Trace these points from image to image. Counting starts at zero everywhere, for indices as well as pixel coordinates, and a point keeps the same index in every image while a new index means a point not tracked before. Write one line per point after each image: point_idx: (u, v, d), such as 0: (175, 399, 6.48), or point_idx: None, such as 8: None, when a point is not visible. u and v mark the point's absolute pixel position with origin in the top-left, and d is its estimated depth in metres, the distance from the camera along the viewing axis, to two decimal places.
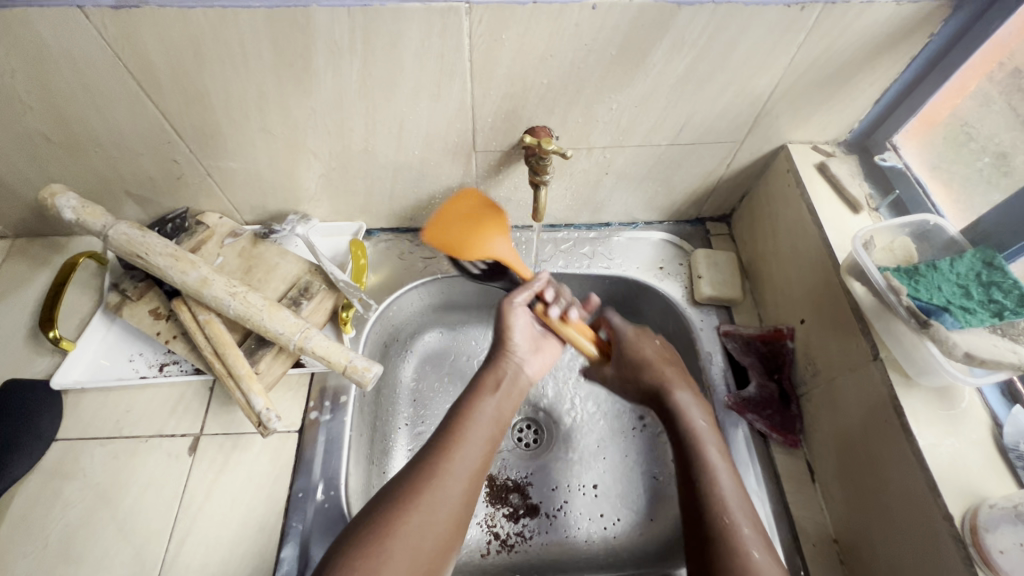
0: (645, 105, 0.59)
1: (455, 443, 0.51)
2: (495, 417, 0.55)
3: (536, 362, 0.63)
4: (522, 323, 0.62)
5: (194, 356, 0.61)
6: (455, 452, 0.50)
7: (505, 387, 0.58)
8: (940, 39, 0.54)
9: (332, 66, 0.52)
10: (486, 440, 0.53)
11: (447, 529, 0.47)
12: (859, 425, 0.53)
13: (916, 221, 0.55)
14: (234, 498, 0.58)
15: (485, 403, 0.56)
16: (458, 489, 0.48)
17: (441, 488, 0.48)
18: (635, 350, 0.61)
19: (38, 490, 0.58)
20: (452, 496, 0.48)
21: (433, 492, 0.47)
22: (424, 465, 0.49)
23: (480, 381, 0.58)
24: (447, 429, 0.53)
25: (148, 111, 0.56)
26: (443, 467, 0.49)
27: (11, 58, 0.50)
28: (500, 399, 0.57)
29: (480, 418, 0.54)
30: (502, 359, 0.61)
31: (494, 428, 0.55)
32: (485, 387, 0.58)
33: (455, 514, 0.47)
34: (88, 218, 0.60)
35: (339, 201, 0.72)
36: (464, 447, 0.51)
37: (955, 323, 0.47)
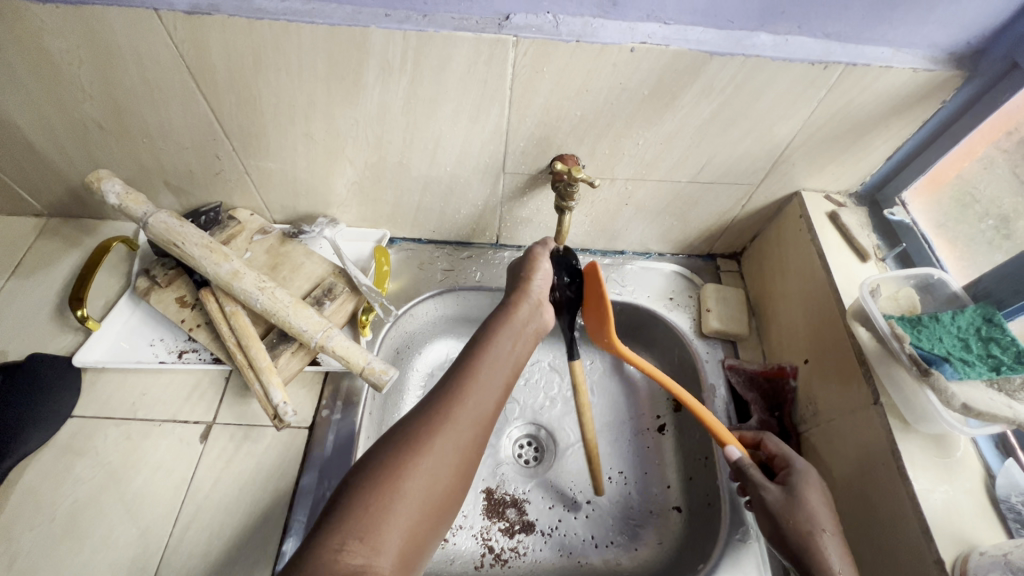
0: (671, 143, 0.62)
1: (468, 386, 0.52)
2: (509, 358, 0.56)
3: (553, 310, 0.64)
4: (546, 269, 0.65)
5: (215, 346, 0.63)
6: (471, 390, 0.52)
7: (520, 327, 0.59)
8: (953, 105, 0.57)
9: (381, 81, 0.55)
10: (500, 384, 0.54)
11: (460, 465, 0.47)
12: (854, 460, 0.55)
13: (920, 274, 0.58)
14: (240, 487, 0.59)
15: (500, 346, 0.57)
16: (473, 424, 0.50)
17: (458, 421, 0.49)
18: (805, 509, 0.51)
19: (50, 464, 0.59)
20: (467, 429, 0.49)
21: (450, 425, 0.49)
22: (439, 400, 0.50)
23: (498, 319, 0.59)
24: (462, 372, 0.53)
25: (200, 109, 0.59)
26: (458, 400, 0.50)
27: (81, 49, 0.53)
28: (516, 338, 0.58)
29: (494, 362, 0.55)
30: (521, 300, 0.62)
31: (507, 371, 0.56)
32: (505, 326, 0.58)
33: (465, 455, 0.48)
34: (130, 204, 0.62)
35: (367, 208, 0.75)
36: (478, 386, 0.52)
37: (954, 374, 0.49)
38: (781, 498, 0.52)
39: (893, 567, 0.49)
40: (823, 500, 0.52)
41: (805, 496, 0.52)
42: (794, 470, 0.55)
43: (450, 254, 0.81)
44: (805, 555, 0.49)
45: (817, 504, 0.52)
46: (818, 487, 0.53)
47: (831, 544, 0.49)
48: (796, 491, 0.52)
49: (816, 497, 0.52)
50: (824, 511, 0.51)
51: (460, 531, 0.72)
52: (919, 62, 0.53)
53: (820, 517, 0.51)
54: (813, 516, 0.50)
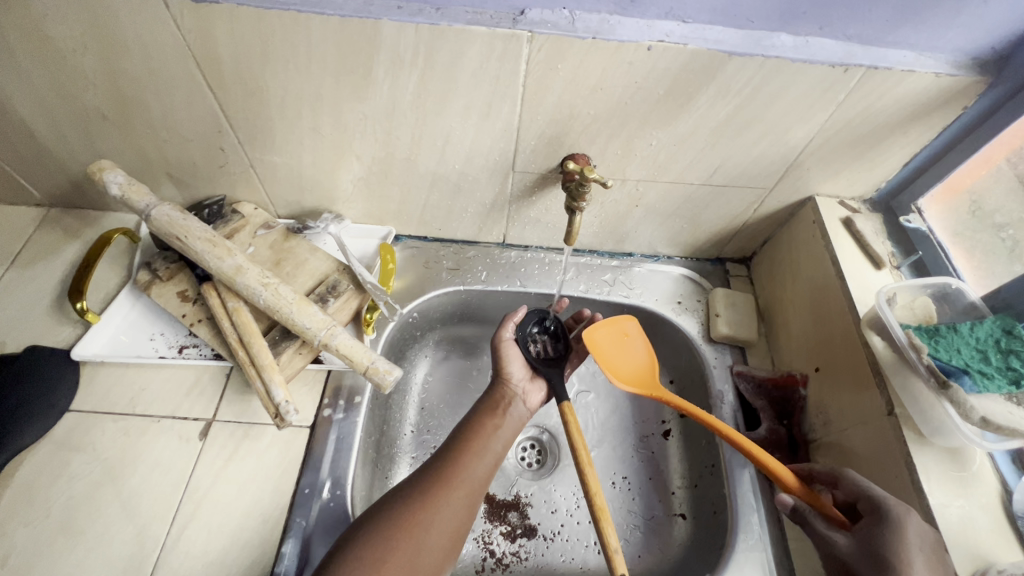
0: (684, 144, 0.61)
1: (462, 457, 0.57)
2: (499, 436, 0.60)
3: (533, 392, 0.66)
4: (517, 354, 0.66)
5: (216, 342, 0.62)
6: (463, 467, 0.56)
7: (505, 411, 0.63)
8: (974, 111, 0.56)
9: (391, 76, 0.54)
10: (492, 456, 0.59)
11: (443, 544, 0.51)
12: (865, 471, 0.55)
13: (937, 283, 0.55)
14: (240, 487, 0.58)
15: (490, 422, 0.61)
16: (461, 501, 0.54)
17: (449, 498, 0.53)
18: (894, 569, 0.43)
19: (46, 459, 0.58)
20: (455, 507, 0.53)
21: (439, 497, 0.53)
22: (435, 474, 0.55)
23: (485, 402, 0.64)
24: (457, 444, 0.58)
25: (206, 101, 0.58)
26: (449, 476, 0.55)
27: (86, 37, 0.52)
28: (504, 417, 0.62)
29: (486, 434, 0.60)
30: (502, 387, 0.65)
31: (501, 443, 0.60)
32: (485, 412, 0.62)
33: (456, 522, 0.53)
34: (133, 196, 0.61)
35: (373, 205, 0.74)
36: (469, 463, 0.57)
37: (973, 387, 0.48)
38: (857, 552, 0.46)
39: None
40: (924, 552, 0.43)
41: (896, 552, 0.43)
42: (876, 515, 0.46)
43: (456, 252, 0.80)
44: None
45: (917, 561, 0.43)
46: (917, 541, 0.44)
47: None
48: (873, 540, 0.45)
49: (912, 553, 0.43)
50: (924, 566, 0.43)
51: None
52: (942, 66, 0.52)
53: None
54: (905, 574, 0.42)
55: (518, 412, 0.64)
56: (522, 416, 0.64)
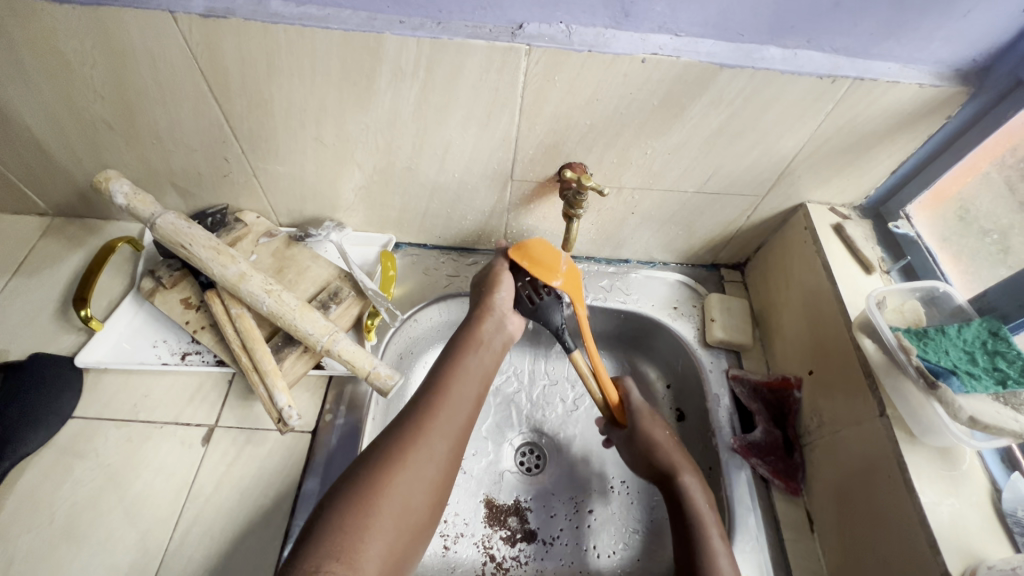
0: (678, 153, 0.62)
1: (441, 403, 0.56)
2: (476, 375, 0.60)
3: (516, 322, 0.66)
4: (510, 282, 0.65)
5: (220, 348, 0.63)
6: (440, 413, 0.55)
7: (486, 343, 0.63)
8: (958, 120, 0.57)
9: (392, 87, 0.56)
10: (470, 400, 0.58)
11: (431, 487, 0.50)
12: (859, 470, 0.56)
13: (925, 286, 0.56)
14: (243, 492, 0.59)
15: (470, 363, 0.60)
16: (444, 445, 0.53)
17: (429, 443, 0.52)
18: (643, 433, 0.66)
19: (49, 466, 0.58)
20: (438, 452, 0.52)
21: (421, 447, 0.51)
22: (411, 422, 0.53)
23: (464, 337, 0.62)
24: (433, 391, 0.57)
25: (211, 111, 0.60)
26: (427, 423, 0.53)
27: (95, 50, 0.53)
28: (481, 355, 0.62)
29: (465, 378, 0.59)
30: (484, 318, 0.64)
31: (478, 386, 0.60)
32: (468, 346, 0.62)
33: (442, 470, 0.52)
34: (138, 205, 0.62)
35: (373, 213, 0.75)
36: (446, 409, 0.55)
37: (961, 387, 0.49)
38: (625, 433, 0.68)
39: None
40: (653, 418, 0.67)
41: (639, 425, 0.67)
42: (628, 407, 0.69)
43: (455, 260, 0.81)
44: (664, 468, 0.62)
45: (656, 430, 0.66)
46: (649, 413, 0.68)
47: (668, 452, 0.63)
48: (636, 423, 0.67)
49: (650, 421, 0.67)
50: (657, 426, 0.66)
51: (462, 539, 0.71)
52: (926, 77, 0.54)
53: (659, 437, 0.65)
54: (653, 439, 0.65)
55: (499, 343, 0.65)
56: (500, 348, 0.65)
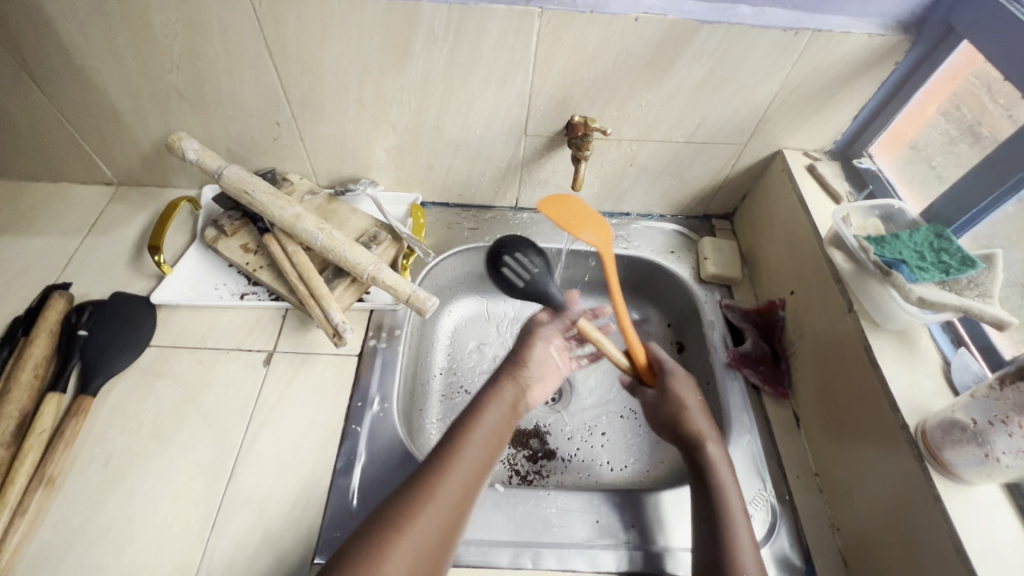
0: (669, 104, 0.73)
1: (454, 457, 0.53)
2: (497, 421, 0.59)
3: (540, 387, 0.65)
4: (539, 359, 0.65)
5: (277, 283, 0.72)
6: (451, 468, 0.52)
7: (507, 396, 0.61)
8: (905, 66, 0.68)
9: (426, 49, 0.66)
10: (485, 454, 0.55)
11: (450, 531, 0.49)
12: (888, 493, 0.56)
13: (883, 204, 0.66)
14: (301, 402, 0.68)
15: (488, 416, 0.58)
16: (451, 499, 0.50)
17: (446, 489, 0.51)
18: (674, 395, 0.66)
19: (135, 383, 0.67)
20: (452, 498, 0.50)
21: (427, 510, 0.48)
22: (427, 470, 0.52)
23: (487, 393, 0.61)
24: (446, 444, 0.55)
25: (270, 78, 0.70)
26: (444, 470, 0.52)
27: (178, 24, 0.63)
28: (504, 411, 0.60)
29: (482, 430, 0.57)
30: (508, 375, 0.63)
31: (494, 440, 0.57)
32: (490, 399, 0.60)
33: (446, 527, 0.49)
34: (206, 159, 0.72)
35: (403, 172, 0.85)
36: (458, 462, 0.53)
37: (911, 275, 0.58)
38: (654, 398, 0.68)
39: (866, 445, 0.59)
40: (689, 382, 0.67)
41: (668, 386, 0.67)
42: (662, 370, 0.68)
43: (474, 215, 0.91)
44: (688, 435, 0.63)
45: (685, 394, 0.66)
46: (683, 377, 0.68)
47: (694, 414, 0.64)
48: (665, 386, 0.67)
49: (683, 386, 0.66)
50: (691, 391, 0.66)
51: None
52: (873, 28, 0.64)
53: (688, 400, 0.65)
54: (681, 403, 0.65)
55: (523, 393, 0.63)
56: (525, 396, 0.63)
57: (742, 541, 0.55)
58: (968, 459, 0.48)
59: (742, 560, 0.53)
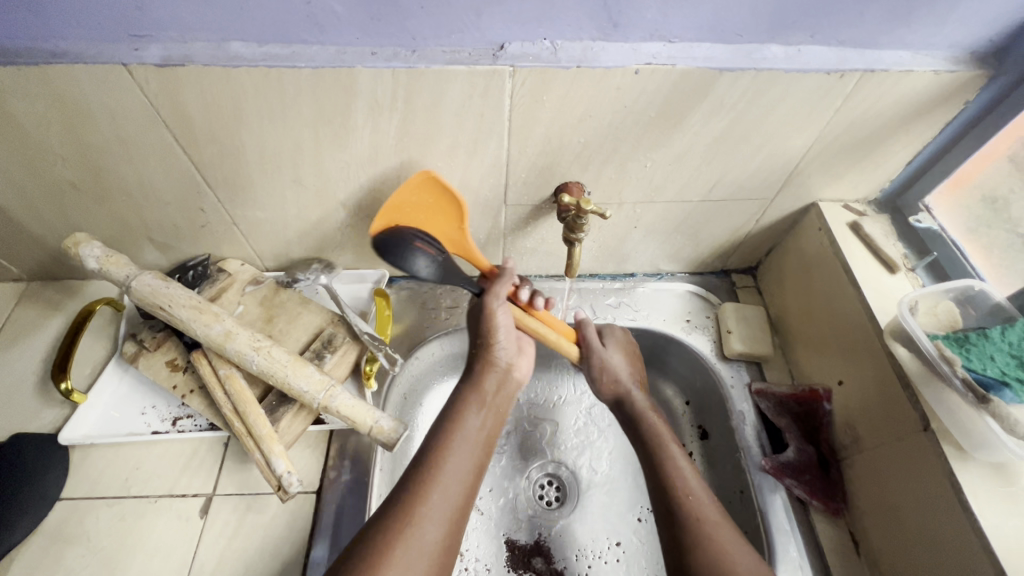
0: (680, 163, 0.59)
1: (442, 453, 0.52)
2: (474, 439, 0.54)
3: (521, 364, 0.61)
4: (507, 321, 0.59)
5: (210, 412, 0.59)
6: (443, 465, 0.51)
7: (489, 401, 0.57)
8: (976, 105, 0.54)
9: (370, 122, 0.52)
10: (477, 447, 0.54)
11: (427, 572, 0.46)
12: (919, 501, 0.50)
13: (960, 286, 0.53)
14: (247, 565, 0.55)
15: (467, 424, 0.55)
16: (444, 503, 0.49)
17: (419, 529, 0.47)
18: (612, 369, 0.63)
19: (38, 556, 0.55)
20: (426, 538, 0.47)
21: (421, 509, 0.48)
22: (399, 505, 0.48)
23: (465, 392, 0.57)
24: (437, 438, 0.54)
25: (180, 162, 0.56)
26: (417, 507, 0.48)
27: (49, 110, 0.49)
28: (486, 415, 0.56)
29: (467, 436, 0.54)
30: (486, 370, 0.59)
31: (478, 450, 0.54)
32: (470, 404, 0.56)
33: (444, 531, 0.48)
34: (111, 267, 0.58)
35: (363, 250, 0.71)
36: (429, 501, 0.49)
37: (1014, 398, 0.46)
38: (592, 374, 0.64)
39: None
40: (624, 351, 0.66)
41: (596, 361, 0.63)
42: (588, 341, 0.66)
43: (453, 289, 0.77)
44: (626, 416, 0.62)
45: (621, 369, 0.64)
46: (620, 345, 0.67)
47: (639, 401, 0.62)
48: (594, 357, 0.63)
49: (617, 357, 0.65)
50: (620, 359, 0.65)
51: None
52: (940, 63, 0.50)
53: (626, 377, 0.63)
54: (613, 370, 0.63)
55: (501, 404, 0.58)
56: (505, 407, 0.59)
57: (685, 471, 0.55)
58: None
59: (695, 495, 0.52)
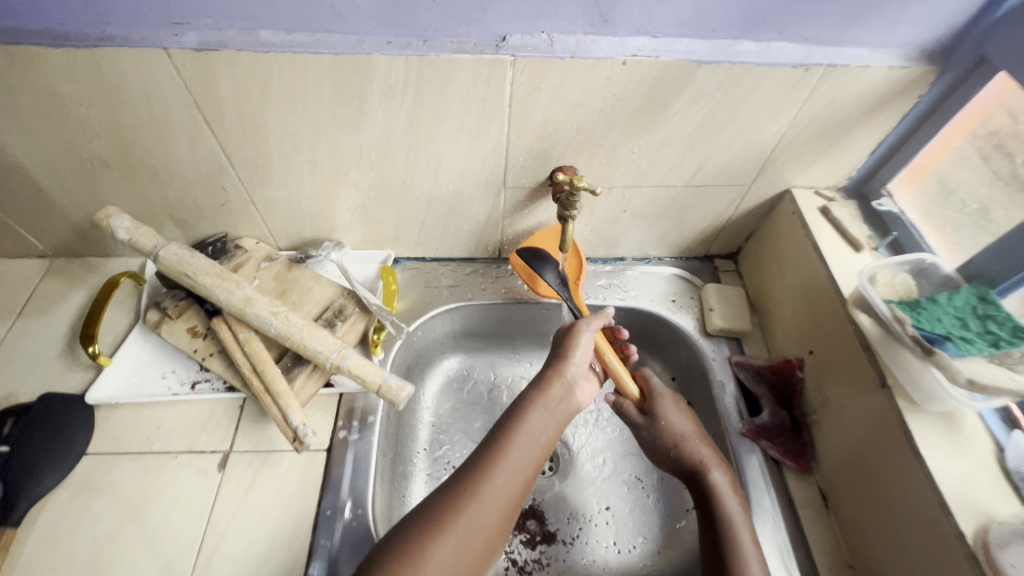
0: (665, 149, 0.64)
1: (505, 441, 0.54)
2: (537, 437, 0.56)
3: (585, 389, 0.63)
4: (587, 345, 0.63)
5: (229, 374, 0.63)
6: (504, 456, 0.52)
7: (553, 405, 0.58)
8: (929, 98, 0.60)
9: (383, 105, 0.57)
10: (540, 444, 0.56)
11: (483, 546, 0.48)
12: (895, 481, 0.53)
13: (914, 259, 0.59)
14: (263, 514, 0.59)
15: (533, 422, 0.56)
16: (503, 486, 0.51)
17: (479, 505, 0.49)
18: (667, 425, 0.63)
19: (66, 505, 0.58)
20: (487, 517, 0.49)
21: (482, 486, 0.50)
22: (463, 482, 0.50)
23: (529, 396, 0.58)
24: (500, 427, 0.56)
25: (208, 141, 0.61)
26: (481, 486, 0.50)
27: (91, 90, 0.54)
28: (548, 418, 0.57)
29: (530, 435, 0.55)
30: (554, 378, 0.60)
31: (540, 447, 0.55)
32: (537, 407, 0.58)
33: (501, 509, 0.50)
34: (141, 238, 0.62)
35: (371, 230, 0.76)
36: (490, 487, 0.50)
37: (957, 351, 0.50)
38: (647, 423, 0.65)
39: (907, 543, 0.52)
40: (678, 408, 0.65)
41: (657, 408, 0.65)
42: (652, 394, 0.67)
43: (454, 270, 0.82)
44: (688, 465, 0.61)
45: (679, 420, 0.64)
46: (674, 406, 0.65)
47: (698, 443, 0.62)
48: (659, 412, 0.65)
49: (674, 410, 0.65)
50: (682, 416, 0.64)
51: None
52: (894, 60, 0.56)
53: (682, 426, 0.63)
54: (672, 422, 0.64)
55: (564, 410, 0.59)
56: (568, 413, 0.60)
57: (734, 511, 0.57)
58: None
59: (741, 536, 0.55)
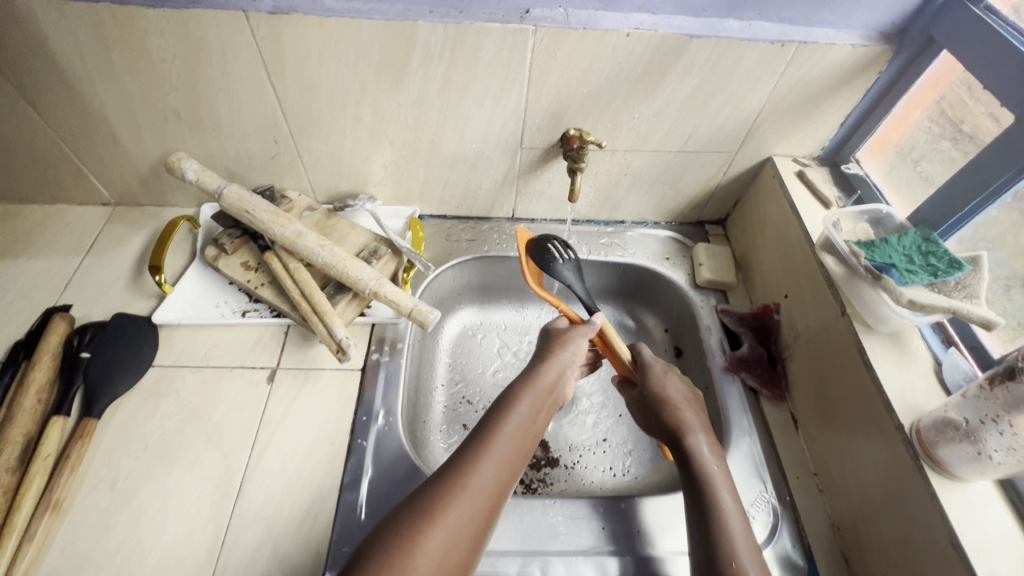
0: (662, 115, 0.74)
1: (496, 425, 0.55)
2: (526, 424, 0.57)
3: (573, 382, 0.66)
4: (578, 344, 0.67)
5: (279, 300, 0.73)
6: (495, 441, 0.53)
7: (543, 394, 0.60)
8: (888, 75, 0.70)
9: (422, 67, 0.67)
10: (528, 431, 0.57)
11: (474, 527, 0.47)
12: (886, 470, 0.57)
13: (871, 209, 0.70)
14: (307, 418, 0.69)
15: (523, 408, 0.57)
16: (494, 472, 0.51)
17: (471, 488, 0.49)
18: (662, 392, 0.67)
19: (138, 405, 0.68)
20: (478, 500, 0.48)
21: (472, 471, 0.50)
22: (456, 466, 0.51)
23: (518, 387, 0.60)
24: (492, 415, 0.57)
25: (268, 97, 0.70)
26: (475, 465, 0.50)
27: (177, 47, 0.64)
28: (535, 404, 0.59)
29: (519, 419, 0.57)
30: (541, 365, 0.63)
31: (528, 432, 0.56)
32: (525, 396, 0.59)
33: (491, 495, 0.49)
34: (206, 179, 0.73)
35: (401, 186, 0.86)
36: (481, 471, 0.50)
37: (901, 278, 0.60)
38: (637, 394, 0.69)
39: (857, 444, 0.61)
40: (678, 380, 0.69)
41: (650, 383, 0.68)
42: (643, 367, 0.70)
43: (472, 227, 0.92)
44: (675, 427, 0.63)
45: (671, 389, 0.67)
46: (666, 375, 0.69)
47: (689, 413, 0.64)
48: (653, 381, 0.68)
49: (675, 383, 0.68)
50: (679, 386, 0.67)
51: None
52: (857, 39, 0.66)
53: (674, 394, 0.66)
54: (665, 396, 0.66)
55: (552, 399, 0.62)
56: (554, 402, 0.62)
57: (720, 481, 0.58)
58: (963, 457, 0.49)
59: (724, 504, 0.56)
